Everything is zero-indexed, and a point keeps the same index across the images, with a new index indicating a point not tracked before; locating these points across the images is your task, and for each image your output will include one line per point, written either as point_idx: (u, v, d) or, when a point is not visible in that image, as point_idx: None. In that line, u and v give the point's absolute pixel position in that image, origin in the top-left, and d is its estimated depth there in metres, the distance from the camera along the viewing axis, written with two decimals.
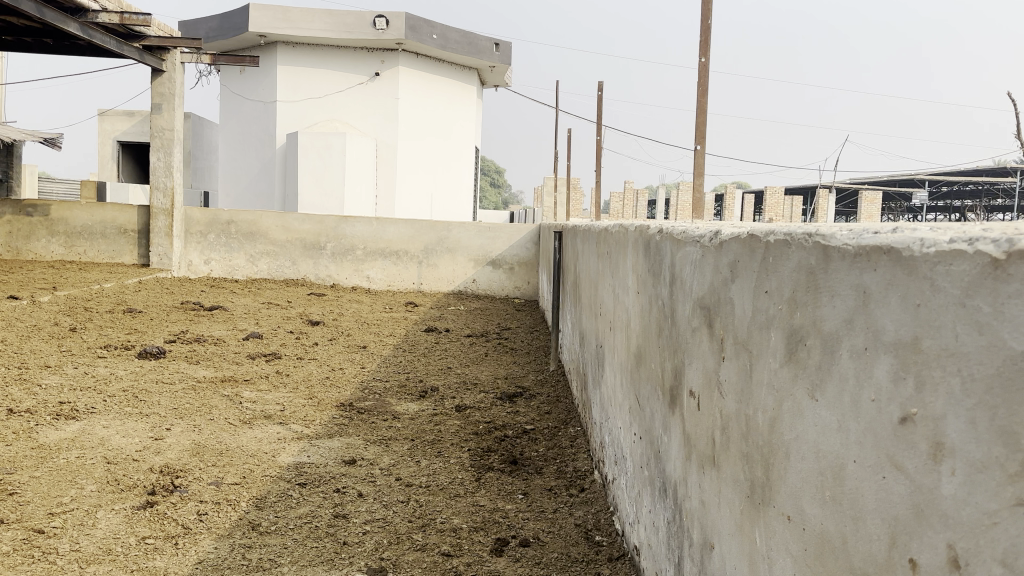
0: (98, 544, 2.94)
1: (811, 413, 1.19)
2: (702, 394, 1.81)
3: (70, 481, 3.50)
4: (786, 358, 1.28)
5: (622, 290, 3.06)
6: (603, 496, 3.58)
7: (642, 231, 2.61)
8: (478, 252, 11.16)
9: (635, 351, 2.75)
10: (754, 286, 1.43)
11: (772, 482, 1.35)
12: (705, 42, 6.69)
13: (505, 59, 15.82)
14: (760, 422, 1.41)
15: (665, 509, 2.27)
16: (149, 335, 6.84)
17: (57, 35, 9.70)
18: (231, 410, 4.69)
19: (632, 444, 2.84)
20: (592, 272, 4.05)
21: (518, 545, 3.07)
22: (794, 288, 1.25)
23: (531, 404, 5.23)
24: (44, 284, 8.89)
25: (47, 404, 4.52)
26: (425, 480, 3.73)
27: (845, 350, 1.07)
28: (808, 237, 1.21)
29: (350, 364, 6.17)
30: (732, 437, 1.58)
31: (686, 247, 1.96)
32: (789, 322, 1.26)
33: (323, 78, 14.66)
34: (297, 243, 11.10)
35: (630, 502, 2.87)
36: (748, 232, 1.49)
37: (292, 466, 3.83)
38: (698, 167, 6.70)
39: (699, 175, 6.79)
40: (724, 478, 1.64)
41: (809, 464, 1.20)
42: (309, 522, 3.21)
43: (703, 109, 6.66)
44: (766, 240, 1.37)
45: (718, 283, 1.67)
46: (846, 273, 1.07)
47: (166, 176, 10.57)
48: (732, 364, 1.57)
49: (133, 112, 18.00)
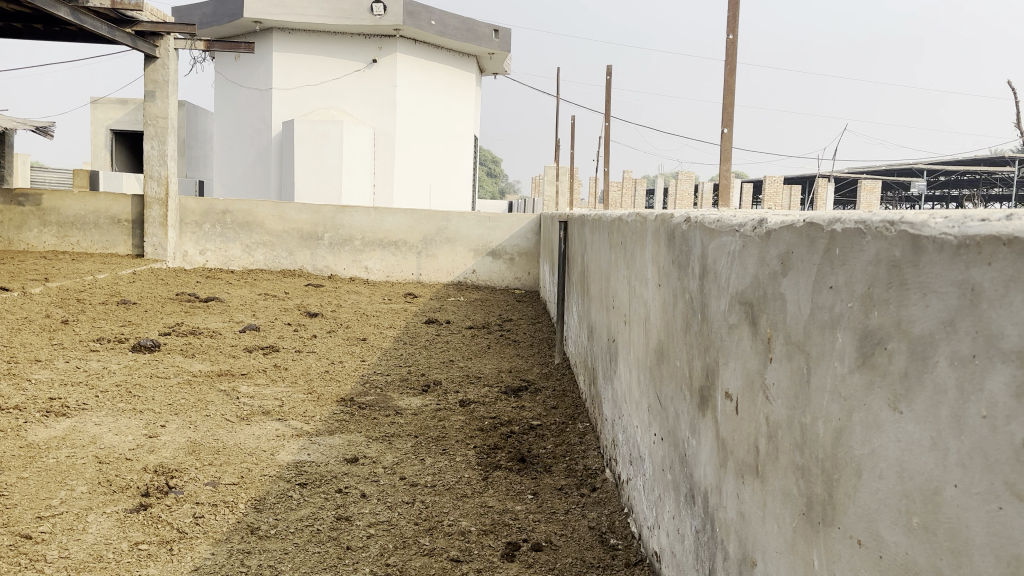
0: (89, 550, 2.79)
1: (892, 427, 1.04)
2: (743, 397, 1.66)
3: (60, 482, 3.34)
4: (858, 363, 1.13)
5: (640, 282, 2.91)
6: (616, 496, 3.44)
7: (665, 220, 2.45)
8: (478, 243, 11.01)
9: (656, 347, 2.60)
10: (814, 281, 1.28)
11: (836, 501, 1.21)
12: (732, 21, 6.48)
13: (504, 46, 15.61)
14: (821, 433, 1.26)
15: (692, 517, 2.13)
16: (143, 328, 6.66)
17: (48, 20, 9.46)
18: (228, 406, 4.53)
19: (652, 445, 2.69)
20: (604, 263, 3.89)
21: (530, 550, 2.92)
22: (868, 283, 1.10)
23: (537, 398, 5.09)
24: (36, 276, 8.70)
25: (36, 401, 4.36)
26: (431, 479, 3.59)
27: (943, 357, 0.93)
28: (889, 225, 1.06)
29: (350, 357, 6.01)
30: (782, 447, 1.43)
31: (722, 236, 1.80)
32: (862, 321, 1.12)
33: (320, 64, 14.43)
34: (294, 233, 10.92)
35: (648, 506, 2.74)
36: (805, 220, 1.34)
37: (292, 465, 3.68)
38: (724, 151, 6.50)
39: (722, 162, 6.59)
40: (770, 490, 1.50)
41: (889, 483, 1.05)
42: (310, 526, 3.06)
43: (730, 90, 6.46)
44: (831, 228, 1.22)
45: (764, 277, 1.52)
46: (944, 269, 0.93)
47: (160, 165, 10.36)
48: (783, 366, 1.42)
49: (125, 100, 17.78)
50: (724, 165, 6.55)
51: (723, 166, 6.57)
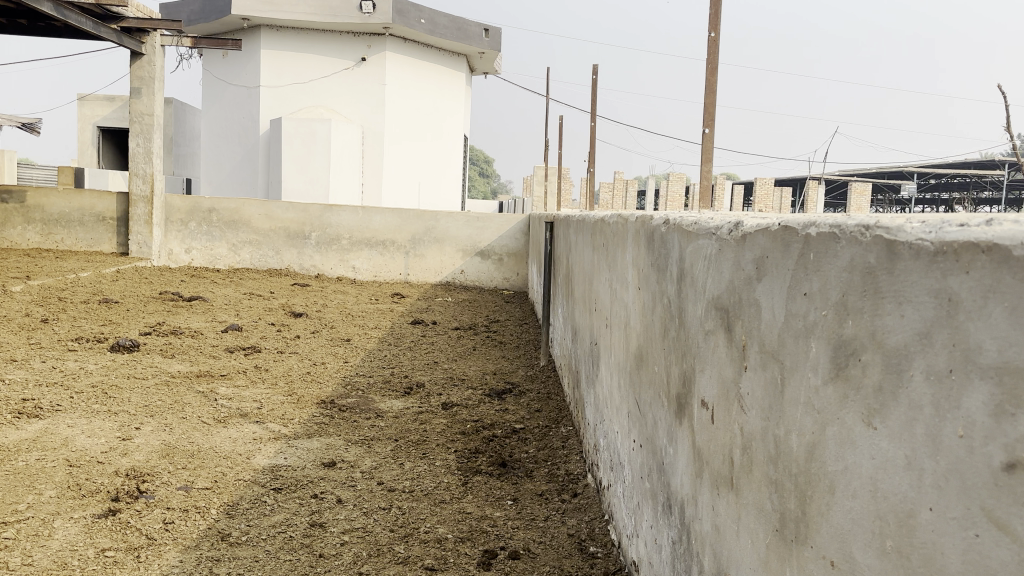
0: (53, 557, 2.71)
1: (865, 443, 0.98)
2: (718, 406, 1.60)
3: (27, 486, 3.26)
4: (832, 374, 1.07)
5: (621, 285, 2.85)
6: (596, 502, 3.38)
7: (645, 222, 2.40)
8: (466, 243, 10.94)
9: (635, 351, 2.54)
10: (788, 287, 1.22)
11: (809, 519, 1.15)
12: (714, 19, 6.43)
13: (494, 45, 15.55)
14: (795, 447, 1.20)
15: (669, 528, 2.07)
16: (123, 327, 6.58)
17: (31, 15, 9.33)
18: (205, 408, 4.46)
19: (631, 452, 2.63)
20: (587, 265, 3.84)
21: (507, 558, 2.86)
22: (843, 290, 1.04)
23: (522, 401, 5.03)
24: (17, 274, 8.59)
25: (9, 402, 4.27)
26: (409, 484, 3.53)
27: (919, 371, 0.87)
28: (864, 230, 1.01)
29: (333, 359, 5.94)
30: (756, 460, 1.38)
31: (698, 239, 1.75)
32: (836, 331, 1.06)
33: (308, 62, 14.34)
34: (281, 233, 10.83)
35: (628, 514, 2.68)
36: (780, 223, 1.28)
37: (268, 469, 3.62)
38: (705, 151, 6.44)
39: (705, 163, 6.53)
40: (744, 504, 1.44)
41: (863, 503, 0.99)
42: (283, 532, 2.99)
43: (712, 89, 6.41)
44: (806, 232, 1.16)
45: (740, 282, 1.46)
46: (920, 277, 0.87)
47: (146, 163, 10.25)
48: (757, 376, 1.36)
49: (112, 97, 17.63)
50: (705, 166, 6.50)
51: (704, 166, 6.52)
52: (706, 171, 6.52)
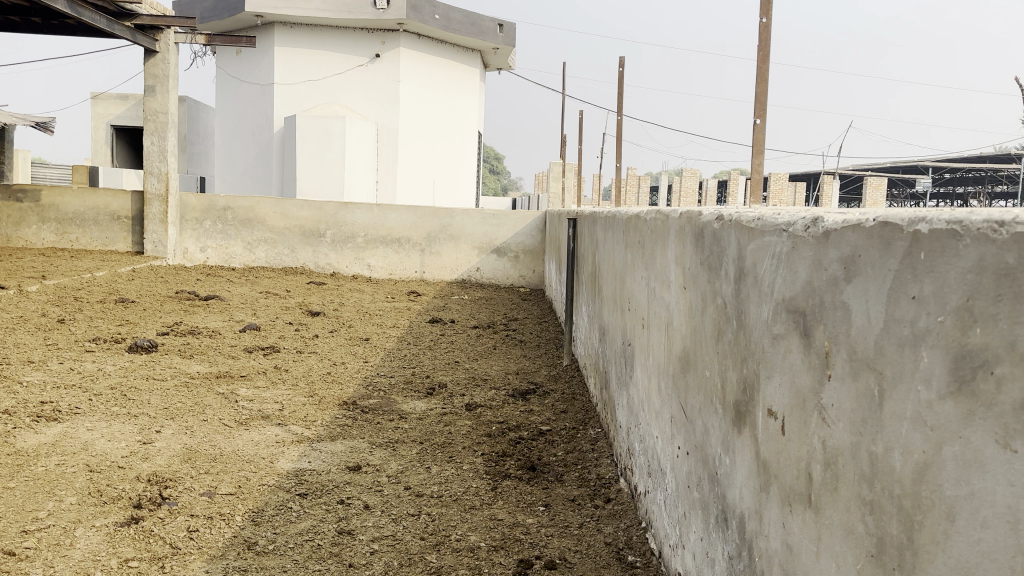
0: (76, 568, 2.62)
1: (1002, 468, 0.88)
2: (790, 416, 1.49)
3: (48, 493, 3.17)
4: (951, 387, 0.96)
5: (660, 284, 2.74)
6: (632, 509, 3.28)
7: (691, 218, 2.29)
8: (483, 240, 10.84)
9: (681, 354, 2.42)
10: (887, 291, 1.11)
11: (921, 547, 1.03)
12: (765, 4, 6.28)
13: (510, 40, 15.45)
14: (897, 466, 1.09)
15: (725, 542, 1.96)
16: (140, 327, 6.50)
17: (45, 15, 9.26)
18: (227, 410, 4.37)
19: (675, 460, 2.52)
20: (619, 263, 3.72)
21: (544, 568, 2.75)
22: (968, 293, 0.93)
23: (546, 402, 4.93)
24: (33, 273, 8.52)
25: (27, 405, 4.19)
26: (438, 489, 3.42)
27: None
28: (997, 227, 0.90)
29: (352, 359, 5.83)
30: (844, 477, 1.26)
31: (764, 236, 1.63)
32: (959, 339, 0.95)
33: (323, 58, 14.25)
34: (296, 231, 10.75)
35: (670, 523, 2.57)
36: (876, 219, 1.16)
37: (292, 473, 3.52)
38: (756, 139, 6.29)
39: (756, 155, 6.36)
40: (827, 525, 1.33)
41: (998, 534, 0.89)
42: (311, 540, 2.90)
43: (763, 77, 6.25)
44: (913, 229, 1.05)
45: (820, 284, 1.35)
46: None
47: (160, 161, 10.19)
48: (844, 386, 1.25)
49: (126, 95, 17.62)
50: (756, 159, 6.36)
51: (756, 159, 6.36)
52: (757, 163, 6.38)
